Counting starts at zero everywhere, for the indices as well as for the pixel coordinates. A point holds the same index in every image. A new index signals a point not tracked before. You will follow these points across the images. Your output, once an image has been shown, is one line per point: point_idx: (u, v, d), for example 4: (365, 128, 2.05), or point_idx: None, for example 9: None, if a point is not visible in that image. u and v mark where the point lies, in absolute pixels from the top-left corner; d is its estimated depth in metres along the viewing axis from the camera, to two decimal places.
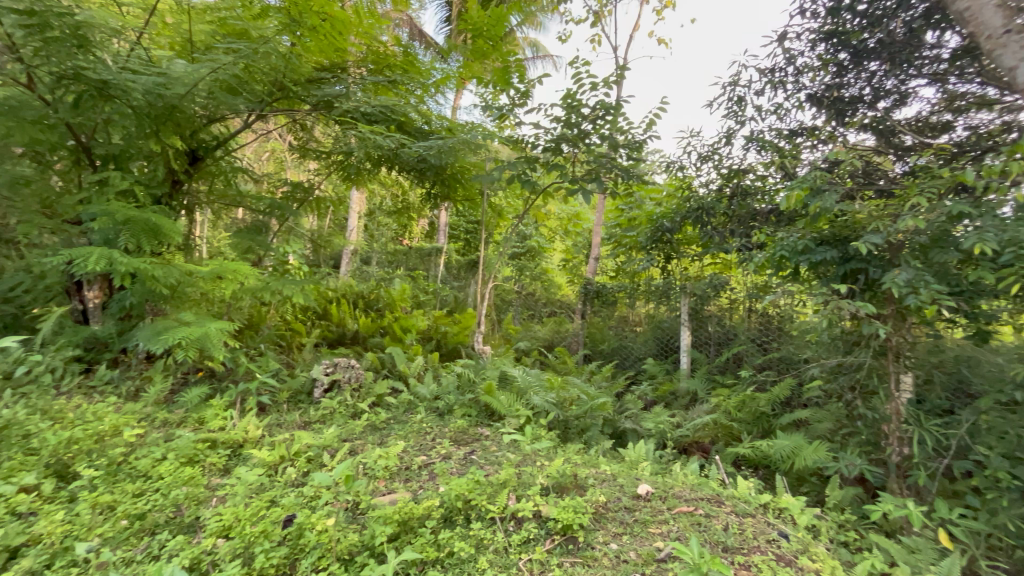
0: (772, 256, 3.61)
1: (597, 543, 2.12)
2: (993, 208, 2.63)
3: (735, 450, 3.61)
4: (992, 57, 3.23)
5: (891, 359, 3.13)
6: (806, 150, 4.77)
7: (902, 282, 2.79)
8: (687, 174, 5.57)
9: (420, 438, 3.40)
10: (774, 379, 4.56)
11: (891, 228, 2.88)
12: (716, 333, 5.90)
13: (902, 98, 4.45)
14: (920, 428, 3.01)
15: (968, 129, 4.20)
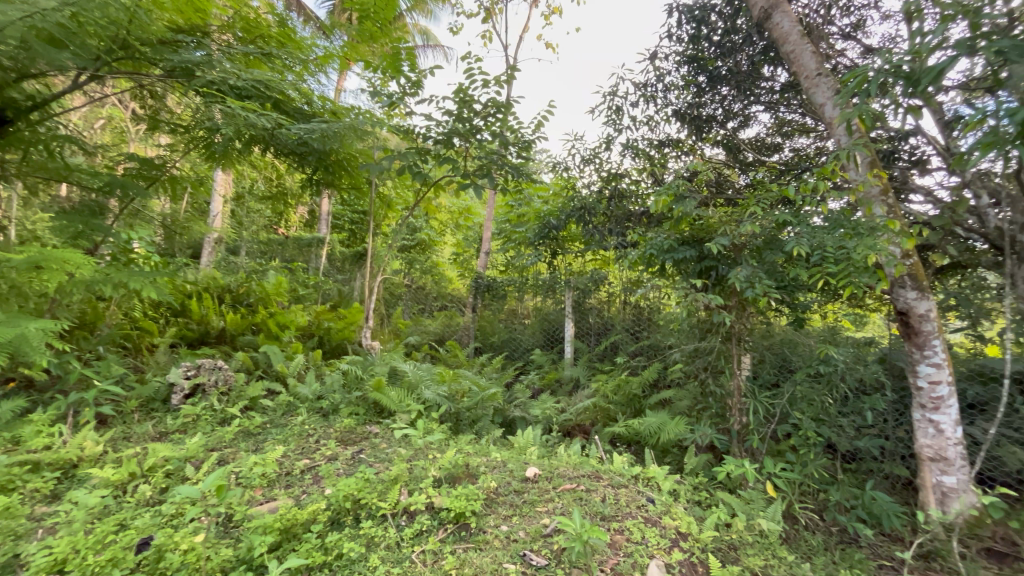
0: (643, 254, 4.01)
1: (488, 527, 2.20)
2: (807, 218, 3.24)
3: (611, 430, 3.96)
4: (808, 93, 4.01)
5: (734, 343, 3.66)
6: (672, 159, 5.38)
7: (743, 278, 3.29)
8: (572, 175, 5.93)
9: (302, 441, 3.18)
10: (644, 364, 5.07)
11: (735, 232, 3.37)
12: (596, 324, 6.36)
13: (746, 120, 5.25)
14: (754, 400, 3.60)
15: (792, 150, 5.14)
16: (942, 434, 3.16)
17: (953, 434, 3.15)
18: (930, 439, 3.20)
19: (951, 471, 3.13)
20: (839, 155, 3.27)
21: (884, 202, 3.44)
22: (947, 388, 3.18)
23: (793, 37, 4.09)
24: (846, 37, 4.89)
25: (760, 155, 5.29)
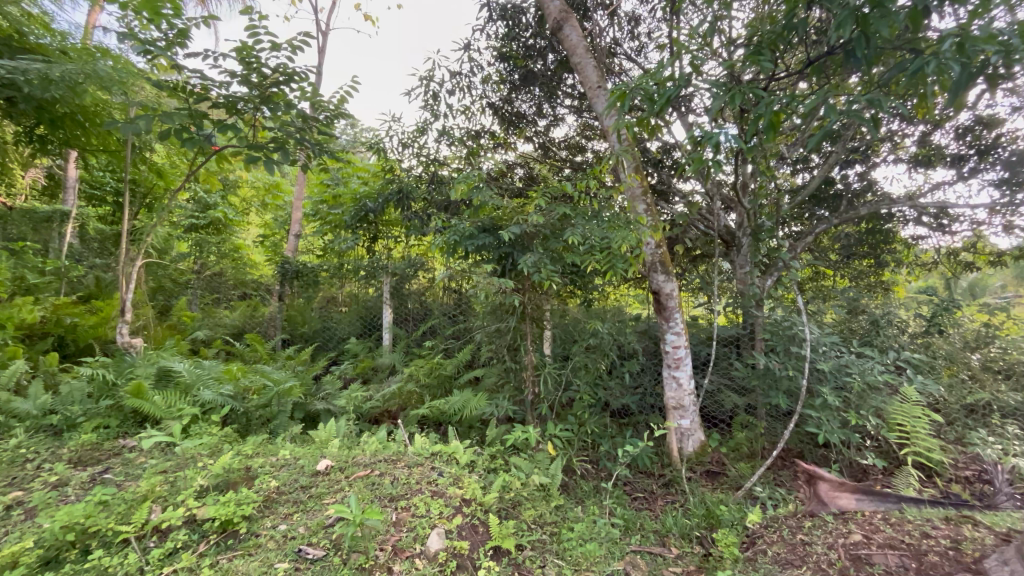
0: (449, 241, 4.11)
1: (261, 529, 2.07)
2: (584, 212, 3.71)
3: (418, 413, 4.03)
4: (592, 103, 4.59)
5: (527, 322, 4.03)
6: (488, 150, 5.63)
7: (530, 264, 3.66)
8: (389, 157, 5.69)
9: (14, 468, 2.51)
10: (457, 346, 5.25)
11: (525, 221, 3.72)
12: (415, 310, 6.30)
13: (554, 120, 5.75)
14: (544, 372, 4.02)
15: (593, 153, 5.83)
16: (680, 388, 3.99)
17: (688, 386, 3.99)
18: (673, 391, 4.01)
19: (686, 415, 3.97)
20: (611, 159, 3.83)
21: (644, 201, 4.13)
22: (684, 350, 4.01)
23: (580, 50, 4.62)
24: (629, 59, 5.71)
25: (566, 154, 5.85)
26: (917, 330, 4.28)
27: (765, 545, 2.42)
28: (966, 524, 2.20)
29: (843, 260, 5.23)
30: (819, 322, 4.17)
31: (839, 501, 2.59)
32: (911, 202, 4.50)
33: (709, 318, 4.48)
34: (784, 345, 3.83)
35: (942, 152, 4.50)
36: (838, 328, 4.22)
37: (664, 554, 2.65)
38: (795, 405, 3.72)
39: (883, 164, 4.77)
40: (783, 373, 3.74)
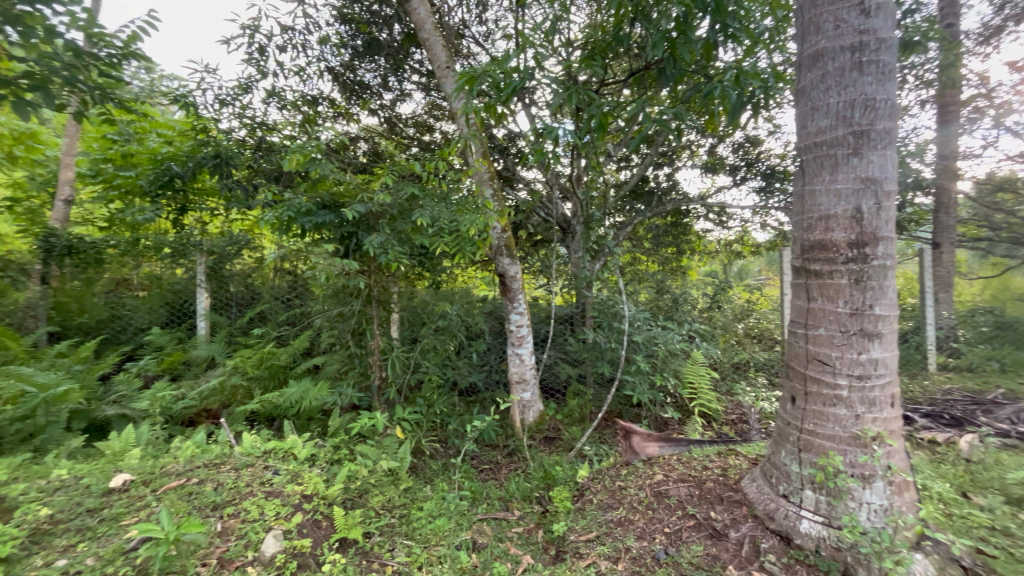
0: (281, 217, 3.69)
1: (28, 572, 1.69)
2: (432, 193, 3.68)
3: (246, 409, 3.60)
4: (441, 83, 4.52)
5: (373, 305, 3.85)
6: (327, 119, 5.16)
7: (376, 245, 3.49)
8: (201, 114, 4.82)
9: None
10: (294, 333, 4.78)
11: (371, 200, 3.53)
12: (239, 294, 5.49)
13: (402, 96, 5.52)
14: (392, 356, 3.91)
15: (441, 133, 5.77)
16: (523, 363, 4.27)
17: (529, 361, 4.29)
18: (516, 367, 4.27)
19: (527, 388, 4.27)
20: (460, 142, 3.85)
21: (491, 186, 4.27)
22: (526, 329, 4.29)
23: (428, 26, 4.50)
24: (477, 43, 5.76)
25: (414, 132, 5.69)
26: (703, 306, 5.27)
27: (591, 494, 2.79)
28: (731, 455, 2.83)
29: (655, 247, 6.12)
30: (635, 301, 4.85)
31: (647, 450, 3.09)
32: (702, 201, 5.48)
33: (548, 298, 4.83)
34: (608, 322, 4.36)
35: (723, 162, 5.56)
36: (649, 306, 4.97)
37: (508, 516, 2.86)
38: (616, 372, 4.29)
39: (684, 168, 5.69)
40: (607, 346, 4.26)
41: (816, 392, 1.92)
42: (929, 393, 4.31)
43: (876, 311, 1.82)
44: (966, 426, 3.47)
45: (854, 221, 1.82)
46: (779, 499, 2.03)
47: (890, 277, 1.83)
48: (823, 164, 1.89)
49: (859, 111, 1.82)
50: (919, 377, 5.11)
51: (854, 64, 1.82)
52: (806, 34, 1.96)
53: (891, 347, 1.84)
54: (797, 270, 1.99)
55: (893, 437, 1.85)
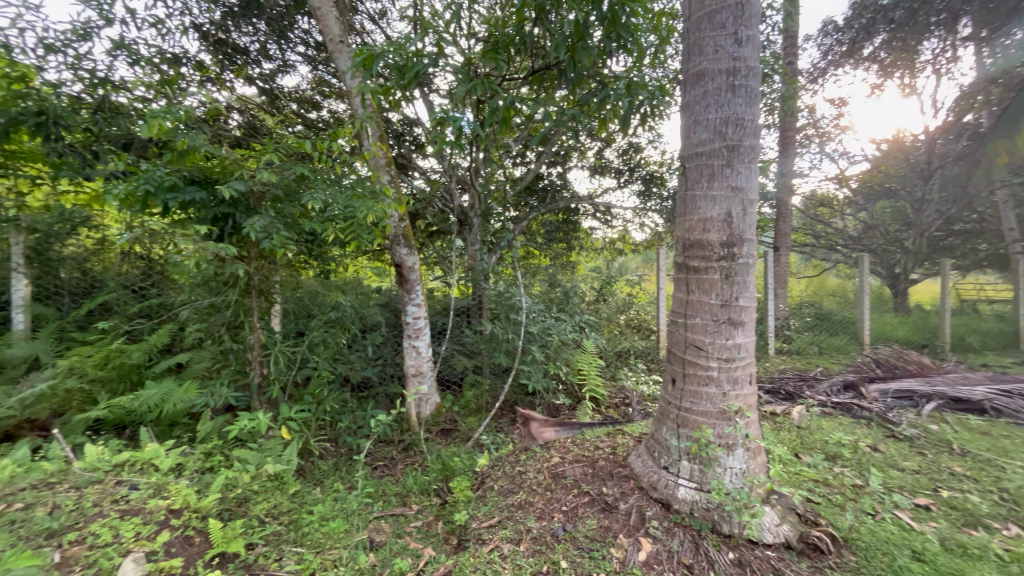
0: (134, 191, 3.15)
1: None
2: (323, 175, 3.42)
3: (87, 417, 3.03)
4: (332, 58, 4.20)
5: (254, 296, 3.47)
6: (192, 82, 4.50)
7: (259, 228, 3.12)
8: (18, 59, 3.90)
9: None
10: (150, 327, 4.12)
11: (252, 178, 3.16)
12: (72, 282, 4.54)
13: (285, 67, 5.04)
14: (275, 351, 3.56)
15: (329, 112, 5.38)
16: (420, 355, 4.18)
17: (426, 353, 4.22)
18: (414, 360, 4.18)
19: (425, 381, 4.20)
20: (355, 123, 3.61)
21: (388, 172, 4.10)
22: (424, 320, 4.21)
23: None
24: (371, 21, 5.46)
25: (299, 108, 5.22)
26: (591, 298, 5.65)
27: (491, 481, 2.84)
28: (618, 435, 3.08)
29: (547, 242, 6.38)
30: (529, 293, 5.02)
31: (543, 434, 3.23)
32: (590, 200, 5.83)
33: (445, 290, 4.77)
34: (506, 313, 4.44)
35: (609, 165, 5.97)
36: (543, 298, 5.18)
37: (406, 512, 2.80)
38: (512, 362, 4.41)
39: (575, 168, 6.02)
40: (504, 337, 4.34)
41: (693, 373, 2.17)
42: (768, 373, 5.12)
43: (740, 303, 2.10)
44: (794, 399, 4.18)
45: (725, 224, 2.08)
46: (661, 471, 2.27)
47: (751, 273, 2.13)
48: (703, 172, 2.13)
49: (731, 128, 2.08)
50: (761, 360, 6.03)
51: (728, 87, 2.08)
52: (690, 54, 2.18)
53: (751, 333, 2.14)
54: (679, 266, 2.22)
55: (750, 410, 2.16)
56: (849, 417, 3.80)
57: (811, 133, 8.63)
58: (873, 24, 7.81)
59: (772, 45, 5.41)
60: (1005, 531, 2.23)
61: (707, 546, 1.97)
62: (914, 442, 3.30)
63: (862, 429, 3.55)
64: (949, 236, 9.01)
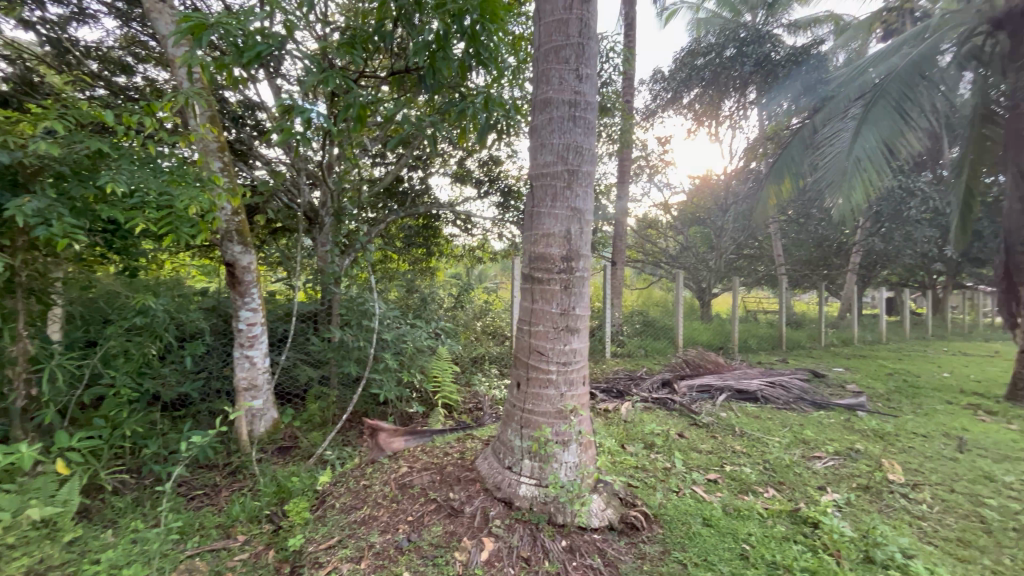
0: None
1: None
2: (129, 153, 2.86)
3: None
4: (150, 18, 3.56)
5: (19, 297, 2.73)
6: None
7: (31, 211, 2.45)
8: None
9: None
10: None
11: (22, 148, 2.49)
12: None
13: (80, 15, 4.11)
14: (51, 366, 2.85)
15: (144, 80, 4.53)
16: (254, 366, 3.73)
17: (262, 364, 3.78)
18: (245, 372, 3.71)
19: (259, 395, 3.75)
20: (177, 98, 3.09)
21: (220, 158, 3.61)
22: (260, 328, 3.78)
23: None
24: None
25: (100, 68, 4.29)
26: (448, 305, 5.69)
27: (333, 500, 2.66)
28: (468, 439, 3.15)
29: (405, 247, 6.24)
30: (385, 299, 4.84)
31: (392, 445, 3.13)
32: (451, 207, 5.88)
33: (287, 294, 4.34)
34: (357, 320, 4.16)
35: (470, 175, 6.12)
36: (399, 304, 5.05)
37: (229, 546, 2.46)
38: (363, 372, 4.15)
39: (436, 174, 6.01)
40: (355, 345, 4.06)
41: (535, 377, 2.32)
42: (604, 374, 5.73)
43: (576, 312, 2.31)
44: (624, 396, 4.75)
45: (565, 240, 2.28)
46: (504, 471, 2.37)
47: (586, 285, 2.36)
48: (547, 191, 2.30)
49: (572, 154, 2.29)
50: (600, 363, 6.73)
51: (570, 116, 2.29)
52: (540, 82, 2.35)
53: (585, 339, 2.37)
54: (525, 277, 2.37)
55: (583, 408, 2.38)
56: (664, 409, 4.45)
57: (643, 165, 9.96)
58: (689, 79, 9.40)
59: (613, 84, 6.12)
60: (765, 493, 2.82)
61: (543, 538, 2.12)
62: (710, 428, 4.01)
63: (673, 420, 4.18)
64: (740, 258, 11.47)
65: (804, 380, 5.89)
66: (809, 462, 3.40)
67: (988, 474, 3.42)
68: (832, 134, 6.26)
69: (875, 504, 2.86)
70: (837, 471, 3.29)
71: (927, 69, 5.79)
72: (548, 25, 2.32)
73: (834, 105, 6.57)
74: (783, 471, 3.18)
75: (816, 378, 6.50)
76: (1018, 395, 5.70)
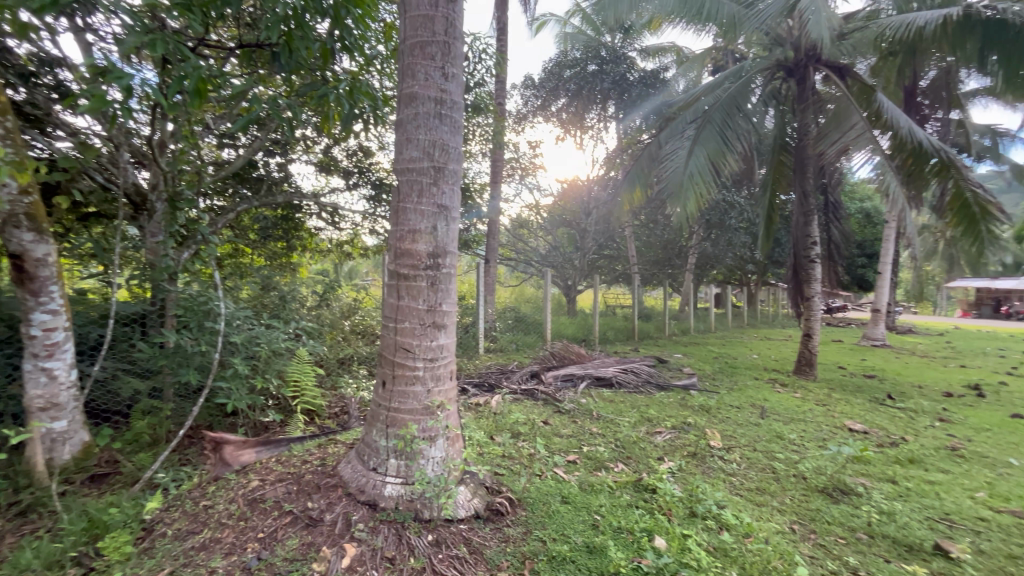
0: None
1: None
2: None
3: None
4: None
5: None
6: None
7: None
8: None
9: None
10: None
11: None
12: None
13: None
14: None
15: None
16: (54, 381, 3.05)
17: (66, 378, 3.12)
18: (41, 389, 3.01)
19: (62, 415, 3.08)
20: None
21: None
22: (62, 334, 3.10)
23: None
24: None
25: None
26: (312, 303, 5.30)
27: (164, 527, 2.31)
28: (331, 444, 3.02)
29: (261, 239, 5.66)
30: (235, 298, 4.32)
31: (242, 458, 2.83)
32: (315, 198, 5.46)
33: (105, 292, 3.64)
34: (198, 321, 3.58)
35: (337, 165, 5.76)
36: (252, 303, 4.56)
37: None
38: (206, 380, 3.55)
39: (297, 161, 5.54)
40: (196, 350, 3.46)
41: (401, 374, 2.29)
42: (477, 370, 5.86)
43: (443, 308, 2.33)
44: (495, 390, 4.91)
45: (432, 237, 2.28)
46: (369, 473, 2.31)
47: (453, 282, 2.38)
48: (413, 187, 2.29)
49: (438, 151, 2.30)
50: (473, 358, 6.85)
51: (436, 113, 2.29)
52: (405, 75, 2.32)
53: (452, 335, 2.39)
54: (391, 273, 2.32)
55: (450, 403, 2.40)
56: (532, 400, 4.71)
57: (515, 166, 10.36)
58: (557, 89, 9.99)
59: (486, 85, 6.24)
60: (615, 468, 3.16)
61: (408, 535, 2.10)
62: (572, 414, 4.34)
63: (540, 408, 4.44)
64: (601, 258, 12.57)
65: (650, 366, 6.68)
66: (651, 437, 3.89)
67: (779, 434, 4.26)
68: (672, 150, 7.15)
69: (699, 467, 3.38)
70: (673, 442, 3.81)
71: (741, 102, 6.94)
72: (413, 19, 2.29)
73: (674, 126, 7.54)
74: (630, 447, 3.58)
75: (659, 363, 7.43)
76: (801, 369, 7.18)
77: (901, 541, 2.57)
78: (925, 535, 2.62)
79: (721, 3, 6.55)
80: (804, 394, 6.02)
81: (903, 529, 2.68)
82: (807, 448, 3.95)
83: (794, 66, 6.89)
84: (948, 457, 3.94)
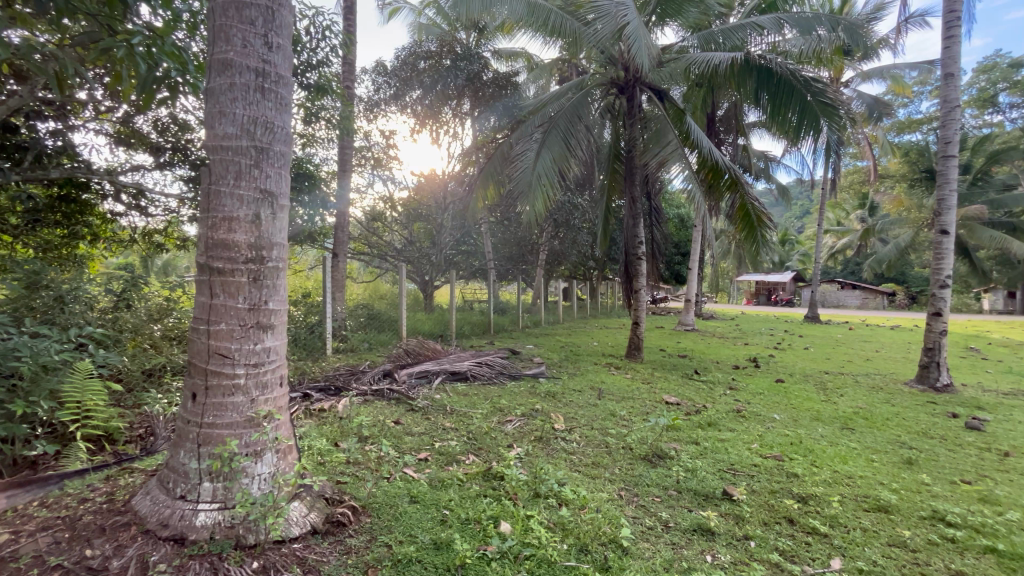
0: None
1: None
2: None
3: None
4: None
5: None
6: None
7: None
8: None
9: None
10: None
11: None
12: None
13: None
14: None
15: None
16: None
17: None
18: None
19: None
20: None
21: None
22: None
23: None
24: None
25: None
26: (106, 306, 4.37)
27: None
28: (124, 475, 2.58)
29: (25, 226, 4.44)
30: None
31: None
32: (110, 175, 4.45)
33: None
34: None
35: (141, 137, 4.76)
36: (10, 306, 3.54)
37: None
38: None
39: (81, 129, 4.45)
40: None
41: (216, 384, 1.99)
42: (324, 372, 5.43)
43: (270, 306, 2.08)
44: (342, 393, 4.61)
45: (254, 226, 2.02)
46: (175, 503, 1.98)
47: (281, 277, 2.15)
48: (228, 169, 1.99)
49: (260, 129, 2.04)
50: (319, 360, 6.34)
51: (257, 87, 2.03)
52: (216, 37, 2.00)
53: (282, 336, 2.16)
54: (201, 267, 2.00)
55: (280, 411, 2.17)
56: (383, 400, 4.53)
57: (367, 156, 9.84)
58: (410, 79, 9.72)
59: (330, 65, 5.77)
60: (466, 460, 3.20)
61: (226, 566, 1.82)
62: (424, 411, 4.28)
63: (391, 408, 4.29)
64: (458, 253, 12.67)
65: (503, 358, 6.95)
66: (502, 426, 4.03)
67: (612, 412, 4.78)
68: (521, 151, 7.52)
69: (544, 450, 3.61)
70: (521, 429, 4.01)
71: (582, 113, 7.56)
72: None
73: (524, 129, 7.92)
74: (482, 438, 3.66)
75: (512, 354, 7.80)
76: (631, 353, 8.16)
77: (700, 492, 3.07)
78: (716, 484, 3.18)
79: (565, 18, 7.11)
80: (633, 375, 6.87)
81: (701, 481, 3.22)
82: (633, 422, 4.50)
83: (625, 85, 7.74)
84: (734, 417, 4.86)
